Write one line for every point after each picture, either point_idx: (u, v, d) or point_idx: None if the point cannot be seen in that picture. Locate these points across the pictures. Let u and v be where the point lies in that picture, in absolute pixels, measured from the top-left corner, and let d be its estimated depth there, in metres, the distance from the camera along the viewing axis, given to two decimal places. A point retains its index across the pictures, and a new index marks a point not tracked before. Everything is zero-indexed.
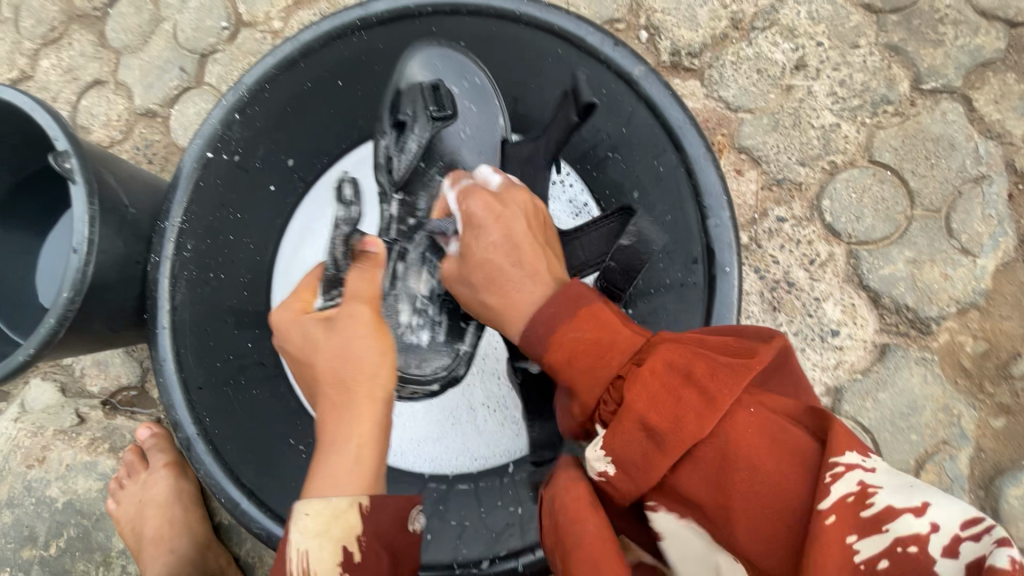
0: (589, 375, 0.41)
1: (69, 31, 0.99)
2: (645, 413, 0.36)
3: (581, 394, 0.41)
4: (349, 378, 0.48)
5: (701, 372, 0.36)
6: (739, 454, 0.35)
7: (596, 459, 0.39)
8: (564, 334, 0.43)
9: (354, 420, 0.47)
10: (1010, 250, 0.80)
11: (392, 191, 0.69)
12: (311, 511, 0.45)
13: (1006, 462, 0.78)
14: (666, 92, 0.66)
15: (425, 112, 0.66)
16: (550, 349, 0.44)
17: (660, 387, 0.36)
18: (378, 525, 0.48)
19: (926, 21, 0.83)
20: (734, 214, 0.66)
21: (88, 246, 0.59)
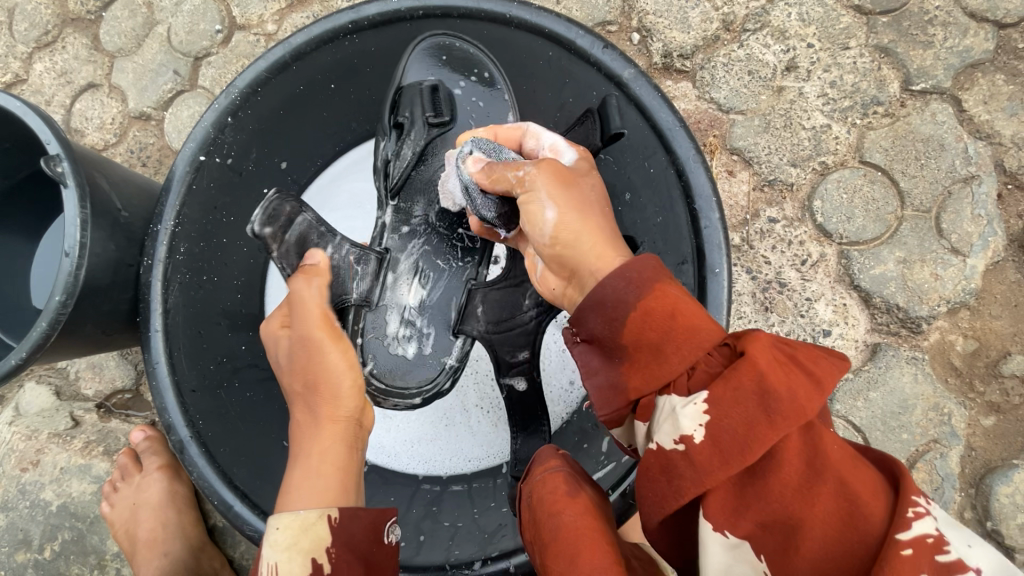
0: (692, 337, 0.38)
1: (63, 34, 1.00)
2: (762, 374, 0.35)
3: (678, 351, 0.38)
4: (314, 397, 0.54)
5: (808, 358, 0.37)
6: (829, 458, 0.34)
7: (689, 418, 0.36)
8: (669, 287, 0.41)
9: (318, 437, 0.53)
10: (1000, 250, 0.80)
11: (388, 198, 0.76)
12: (282, 525, 0.50)
13: (997, 460, 0.78)
14: (655, 95, 0.65)
15: (422, 117, 0.71)
16: (650, 296, 0.40)
17: (776, 358, 0.36)
18: (350, 536, 0.52)
19: (916, 22, 0.84)
20: (724, 214, 0.64)
21: (80, 250, 0.60)
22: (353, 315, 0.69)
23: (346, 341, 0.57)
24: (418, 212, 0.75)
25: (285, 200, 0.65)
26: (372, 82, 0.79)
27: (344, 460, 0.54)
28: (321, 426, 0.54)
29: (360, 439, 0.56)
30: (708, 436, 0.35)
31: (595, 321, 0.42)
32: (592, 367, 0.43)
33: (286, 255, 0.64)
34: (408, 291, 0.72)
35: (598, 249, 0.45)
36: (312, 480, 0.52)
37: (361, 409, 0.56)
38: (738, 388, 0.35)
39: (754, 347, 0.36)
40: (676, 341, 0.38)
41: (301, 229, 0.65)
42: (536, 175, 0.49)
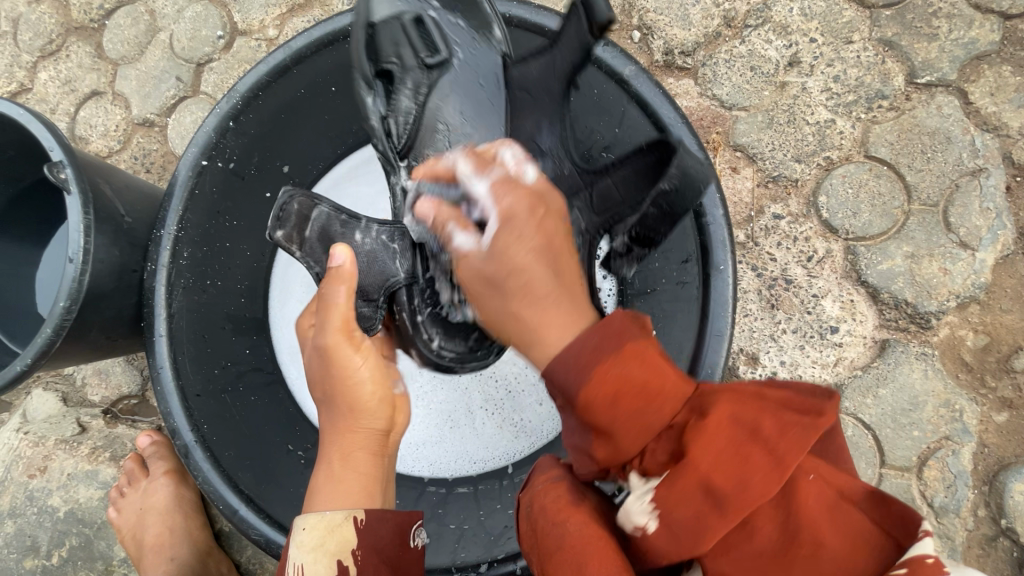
0: (639, 422, 0.36)
1: (66, 43, 1.00)
2: (706, 474, 0.34)
3: (622, 439, 0.37)
4: (335, 406, 0.55)
5: (771, 432, 0.35)
6: (803, 515, 0.35)
7: (637, 512, 0.37)
8: (610, 368, 0.36)
9: (339, 442, 0.54)
10: (1009, 243, 0.79)
11: (398, 160, 0.64)
12: (308, 525, 0.50)
13: (1010, 457, 0.77)
14: (656, 91, 0.64)
15: (416, 59, 0.63)
16: (590, 387, 0.36)
17: (725, 447, 0.34)
18: (379, 540, 0.52)
19: (920, 15, 0.83)
20: (728, 211, 0.64)
21: (84, 256, 0.60)
22: (404, 295, 0.61)
23: (368, 346, 0.57)
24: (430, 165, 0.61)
25: (295, 196, 0.60)
26: None
27: (368, 467, 0.54)
28: (345, 433, 0.55)
29: (390, 447, 0.57)
30: (660, 526, 0.36)
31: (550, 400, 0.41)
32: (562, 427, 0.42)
33: (310, 253, 0.61)
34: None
35: (538, 344, 0.40)
36: (334, 484, 0.52)
37: (385, 419, 0.56)
38: (681, 488, 0.35)
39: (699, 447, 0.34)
40: (623, 431, 0.36)
41: (319, 222, 0.61)
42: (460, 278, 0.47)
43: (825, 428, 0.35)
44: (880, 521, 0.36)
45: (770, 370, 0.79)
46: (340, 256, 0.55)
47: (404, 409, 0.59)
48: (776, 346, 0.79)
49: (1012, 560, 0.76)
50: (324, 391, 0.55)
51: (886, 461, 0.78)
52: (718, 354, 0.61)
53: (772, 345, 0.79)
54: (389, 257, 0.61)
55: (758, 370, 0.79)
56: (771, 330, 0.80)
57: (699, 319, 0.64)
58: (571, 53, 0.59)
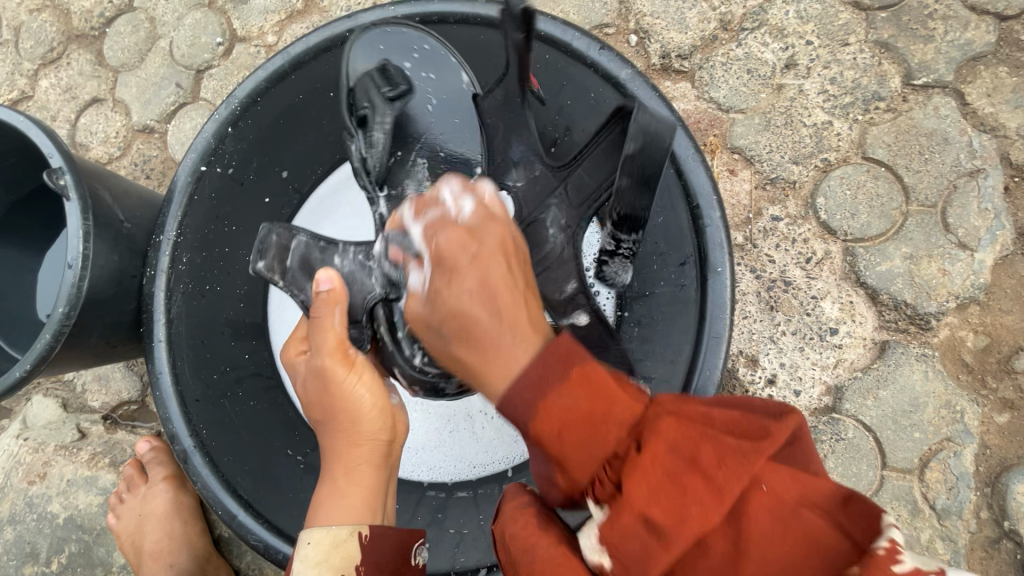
0: (584, 450, 0.37)
1: (67, 50, 1.01)
2: (647, 509, 0.34)
3: (571, 469, 0.37)
4: (333, 422, 0.55)
5: (710, 460, 0.34)
6: (755, 533, 0.35)
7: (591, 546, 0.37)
8: (554, 400, 0.37)
9: (340, 457, 0.54)
10: (1008, 243, 0.79)
11: (376, 190, 0.68)
12: (314, 539, 0.51)
13: (1012, 458, 0.77)
14: (654, 96, 0.64)
15: (380, 95, 0.67)
16: (538, 424, 0.38)
17: (661, 477, 0.34)
18: (379, 556, 0.53)
19: (915, 17, 0.83)
20: (725, 213, 0.64)
21: (83, 262, 0.60)
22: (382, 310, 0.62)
23: (361, 363, 0.56)
24: (409, 191, 0.68)
25: (274, 230, 0.63)
26: None
27: (371, 480, 0.54)
28: (347, 449, 0.55)
29: (390, 458, 0.57)
30: (614, 560, 0.36)
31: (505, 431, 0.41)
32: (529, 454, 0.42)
33: (292, 282, 0.62)
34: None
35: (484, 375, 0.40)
36: (337, 499, 0.52)
37: (386, 428, 0.56)
38: (625, 523, 0.34)
39: (636, 481, 0.34)
40: (570, 458, 0.37)
41: (299, 252, 0.62)
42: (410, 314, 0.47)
43: (765, 452, 0.35)
44: (838, 523, 0.35)
45: (770, 372, 0.79)
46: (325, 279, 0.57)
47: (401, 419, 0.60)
48: (776, 348, 0.79)
49: (1017, 562, 0.75)
50: (324, 411, 0.55)
51: (887, 463, 0.77)
52: (716, 359, 0.61)
53: (771, 347, 0.79)
54: (366, 275, 0.62)
55: (758, 372, 0.79)
56: (771, 332, 0.79)
57: (696, 322, 0.63)
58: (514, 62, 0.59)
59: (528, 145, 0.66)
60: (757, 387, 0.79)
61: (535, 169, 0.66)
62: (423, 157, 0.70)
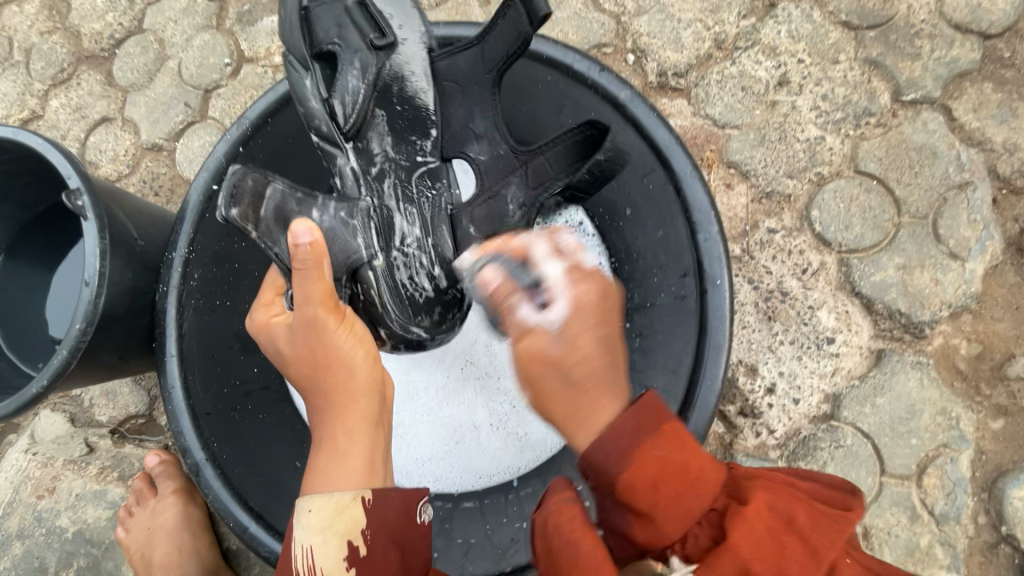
0: (678, 505, 0.40)
1: (78, 71, 1.03)
2: (744, 563, 0.37)
3: (661, 521, 0.40)
4: (326, 380, 0.55)
5: (806, 524, 0.39)
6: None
7: None
8: (650, 449, 0.41)
9: (333, 419, 0.55)
10: (997, 253, 0.81)
11: (343, 140, 0.63)
12: (316, 507, 0.50)
13: (1008, 463, 0.78)
14: (652, 114, 0.67)
15: (364, 42, 0.63)
16: (630, 467, 0.40)
17: (765, 530, 0.38)
18: (384, 519, 0.53)
19: (902, 36, 0.86)
20: (723, 228, 0.66)
21: (100, 279, 0.62)
22: (369, 274, 0.62)
23: (348, 315, 0.56)
24: (376, 147, 0.65)
25: (248, 173, 0.56)
26: None
27: (371, 439, 0.55)
28: (342, 407, 0.55)
29: (384, 414, 0.58)
30: None
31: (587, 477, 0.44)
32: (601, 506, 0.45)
33: (267, 233, 0.57)
34: (404, 227, 0.65)
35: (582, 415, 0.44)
36: (339, 465, 0.53)
37: (378, 383, 0.57)
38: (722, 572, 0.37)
39: (739, 533, 0.38)
40: (664, 509, 0.40)
41: (274, 201, 0.57)
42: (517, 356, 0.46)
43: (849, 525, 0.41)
44: None
45: (769, 380, 0.80)
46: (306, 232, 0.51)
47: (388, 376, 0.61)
48: (774, 357, 0.81)
49: (1015, 566, 0.77)
50: (317, 368, 0.55)
51: (886, 469, 0.79)
52: (717, 369, 0.63)
53: (770, 356, 0.81)
54: (349, 234, 0.61)
55: (757, 381, 0.80)
56: (769, 341, 0.81)
57: (696, 332, 0.65)
58: (509, 45, 0.63)
59: (491, 120, 0.67)
60: (757, 396, 0.80)
61: (499, 148, 0.67)
62: (381, 108, 0.64)
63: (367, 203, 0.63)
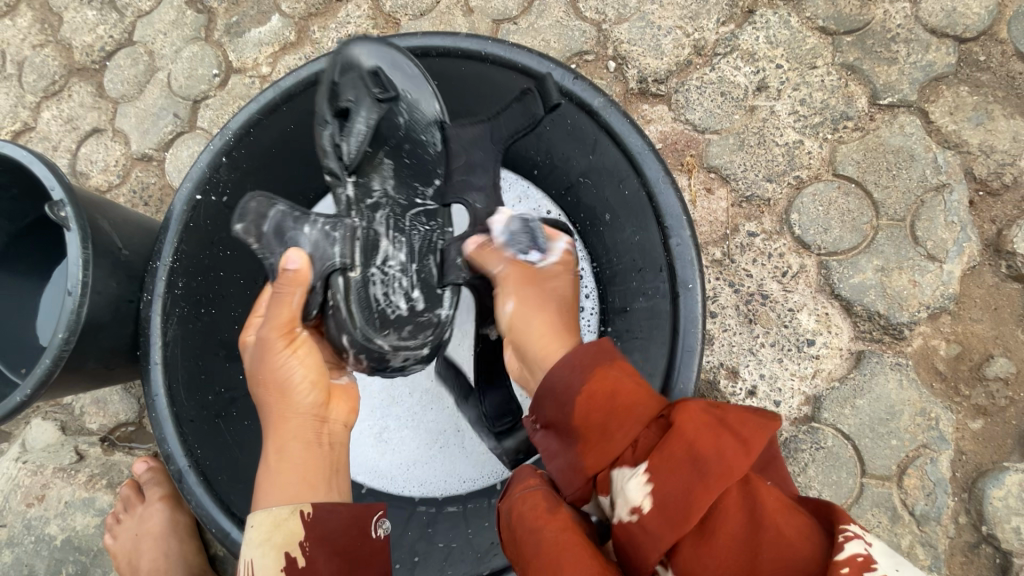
0: (630, 413, 0.46)
1: (69, 83, 1.05)
2: (691, 442, 0.41)
3: (616, 429, 0.45)
4: (269, 400, 0.56)
5: (736, 419, 0.43)
6: (771, 507, 0.40)
7: (634, 492, 0.41)
8: (609, 371, 0.50)
9: (273, 438, 0.56)
10: (974, 255, 0.82)
11: (345, 174, 0.66)
12: (256, 521, 0.53)
13: (987, 463, 0.79)
14: (625, 121, 0.67)
15: (369, 95, 0.66)
16: (592, 381, 0.49)
17: (703, 422, 0.42)
18: (329, 531, 0.55)
19: (879, 41, 0.87)
20: (695, 233, 0.67)
21: (82, 289, 0.63)
22: (340, 281, 0.61)
23: (303, 341, 0.58)
24: (376, 185, 0.67)
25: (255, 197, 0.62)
26: None
27: (307, 459, 0.56)
28: (279, 427, 0.56)
29: (326, 435, 0.57)
30: (655, 505, 0.40)
31: (550, 408, 0.51)
32: (552, 450, 0.50)
33: (268, 246, 0.61)
34: (390, 250, 0.65)
35: (544, 342, 0.59)
36: (272, 480, 0.54)
37: (319, 404, 0.57)
38: (673, 457, 0.41)
39: (681, 417, 0.43)
40: (620, 417, 0.46)
41: (274, 219, 0.61)
42: (506, 276, 0.63)
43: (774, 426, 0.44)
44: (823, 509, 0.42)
45: (750, 383, 0.81)
46: (295, 256, 0.57)
47: (340, 395, 0.60)
48: (755, 359, 0.82)
49: (996, 566, 0.77)
50: (262, 384, 0.56)
51: (866, 470, 0.79)
52: (690, 371, 0.64)
53: (751, 358, 0.82)
54: (329, 245, 0.62)
55: (738, 384, 0.81)
56: (750, 344, 0.82)
57: (670, 335, 0.66)
58: (520, 122, 0.67)
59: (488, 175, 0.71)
60: (737, 399, 0.81)
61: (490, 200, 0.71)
62: (389, 159, 0.68)
63: (354, 223, 0.64)
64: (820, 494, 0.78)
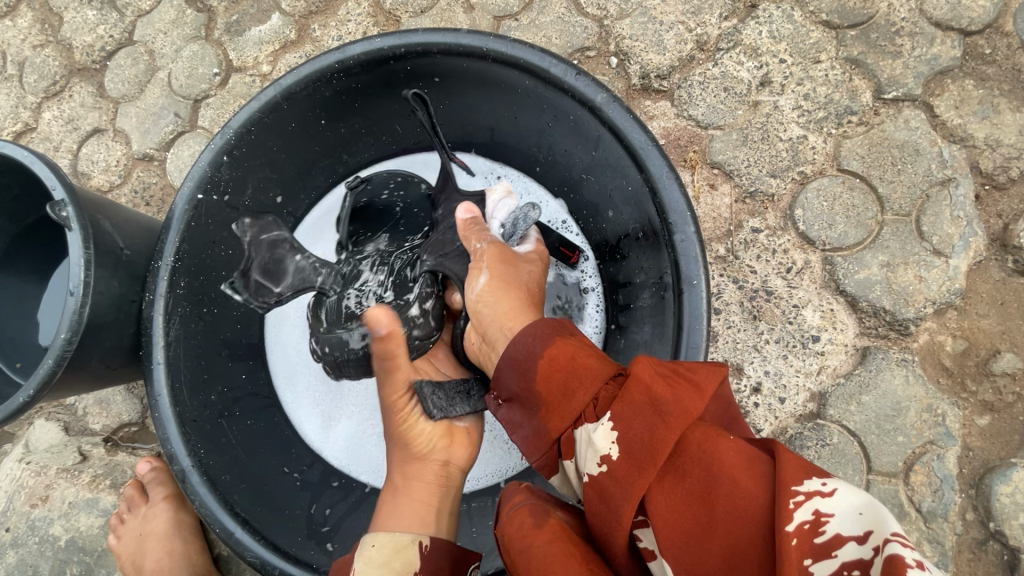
0: (591, 373, 0.49)
1: (70, 84, 1.05)
2: (647, 385, 0.43)
3: (581, 386, 0.48)
4: (401, 451, 0.64)
5: (688, 367, 0.44)
6: (724, 466, 0.37)
7: (602, 441, 0.43)
8: (569, 340, 0.53)
9: (403, 482, 0.62)
10: (981, 249, 0.81)
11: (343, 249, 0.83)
12: (377, 542, 0.58)
13: (995, 460, 0.78)
14: (628, 117, 0.66)
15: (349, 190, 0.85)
16: (554, 344, 0.53)
17: (656, 369, 0.44)
18: (437, 565, 0.58)
19: (884, 34, 0.86)
20: (700, 228, 0.65)
21: (84, 289, 0.63)
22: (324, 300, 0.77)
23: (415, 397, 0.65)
24: (371, 249, 0.82)
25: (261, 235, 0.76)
26: (359, 117, 0.80)
27: (431, 498, 0.62)
28: (410, 467, 0.63)
29: (448, 477, 0.64)
30: (620, 450, 0.41)
31: (513, 378, 0.54)
32: (517, 422, 0.53)
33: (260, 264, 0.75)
34: (370, 276, 0.78)
35: (512, 312, 0.61)
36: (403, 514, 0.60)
37: (442, 450, 0.64)
38: (632, 400, 0.43)
39: (638, 367, 0.44)
40: (585, 372, 0.49)
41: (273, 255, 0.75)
42: (485, 252, 0.66)
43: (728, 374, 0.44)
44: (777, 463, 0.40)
45: (754, 380, 0.81)
46: (382, 318, 0.63)
47: (461, 438, 0.67)
48: (760, 356, 0.81)
49: (1003, 563, 0.76)
50: (391, 438, 0.64)
51: (872, 467, 0.79)
52: None
53: (755, 355, 0.81)
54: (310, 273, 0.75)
55: (743, 381, 0.81)
56: (755, 340, 0.81)
57: (675, 331, 0.65)
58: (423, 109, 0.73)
59: None
60: (742, 396, 0.81)
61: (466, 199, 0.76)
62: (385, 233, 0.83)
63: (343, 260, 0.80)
64: None
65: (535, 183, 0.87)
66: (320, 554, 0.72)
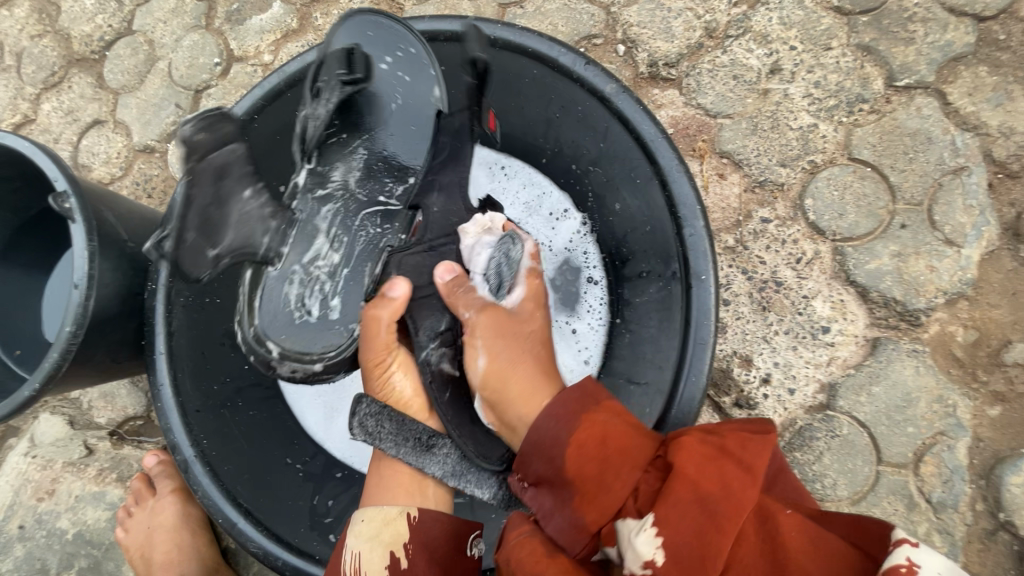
0: (628, 459, 0.46)
1: (69, 74, 1.03)
2: (694, 482, 0.41)
3: (618, 476, 0.46)
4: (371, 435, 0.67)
5: (735, 443, 0.44)
6: (789, 547, 0.40)
7: (642, 543, 0.41)
8: (598, 416, 0.50)
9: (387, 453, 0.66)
10: (993, 239, 0.80)
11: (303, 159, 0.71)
12: (367, 517, 0.60)
13: (1005, 450, 0.78)
14: (638, 108, 0.65)
15: (335, 77, 0.68)
16: (580, 427, 0.50)
17: (704, 454, 0.43)
18: (429, 538, 0.59)
19: (896, 20, 0.85)
20: (709, 222, 0.65)
21: (89, 282, 0.62)
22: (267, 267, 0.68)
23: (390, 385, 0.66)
24: (337, 175, 0.71)
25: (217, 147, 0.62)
26: None
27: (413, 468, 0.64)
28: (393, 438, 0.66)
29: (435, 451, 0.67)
30: (667, 555, 0.40)
31: (538, 464, 0.51)
32: (547, 508, 0.49)
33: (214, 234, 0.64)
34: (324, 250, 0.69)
35: (524, 395, 0.57)
36: (386, 483, 0.63)
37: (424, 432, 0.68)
38: (677, 499, 0.41)
39: (683, 457, 0.43)
40: (621, 455, 0.47)
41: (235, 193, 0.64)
42: (480, 321, 0.63)
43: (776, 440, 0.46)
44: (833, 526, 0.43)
45: (764, 372, 0.80)
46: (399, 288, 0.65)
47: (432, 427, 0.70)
48: (769, 347, 0.80)
49: (1013, 553, 0.76)
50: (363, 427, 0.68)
51: (882, 458, 0.78)
52: (702, 364, 0.63)
53: (765, 346, 0.80)
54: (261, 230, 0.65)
55: (752, 372, 0.80)
56: (764, 331, 0.81)
57: (682, 326, 0.65)
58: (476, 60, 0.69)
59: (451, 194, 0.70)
60: (752, 387, 0.80)
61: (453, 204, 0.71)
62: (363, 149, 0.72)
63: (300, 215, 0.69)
64: (835, 483, 0.78)
65: (540, 174, 0.85)
66: (323, 545, 0.70)
